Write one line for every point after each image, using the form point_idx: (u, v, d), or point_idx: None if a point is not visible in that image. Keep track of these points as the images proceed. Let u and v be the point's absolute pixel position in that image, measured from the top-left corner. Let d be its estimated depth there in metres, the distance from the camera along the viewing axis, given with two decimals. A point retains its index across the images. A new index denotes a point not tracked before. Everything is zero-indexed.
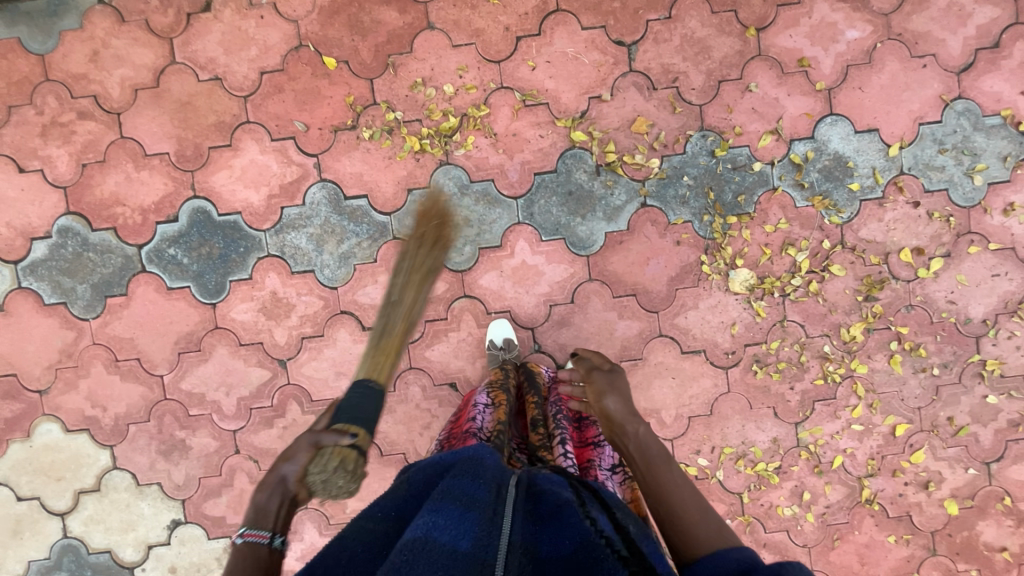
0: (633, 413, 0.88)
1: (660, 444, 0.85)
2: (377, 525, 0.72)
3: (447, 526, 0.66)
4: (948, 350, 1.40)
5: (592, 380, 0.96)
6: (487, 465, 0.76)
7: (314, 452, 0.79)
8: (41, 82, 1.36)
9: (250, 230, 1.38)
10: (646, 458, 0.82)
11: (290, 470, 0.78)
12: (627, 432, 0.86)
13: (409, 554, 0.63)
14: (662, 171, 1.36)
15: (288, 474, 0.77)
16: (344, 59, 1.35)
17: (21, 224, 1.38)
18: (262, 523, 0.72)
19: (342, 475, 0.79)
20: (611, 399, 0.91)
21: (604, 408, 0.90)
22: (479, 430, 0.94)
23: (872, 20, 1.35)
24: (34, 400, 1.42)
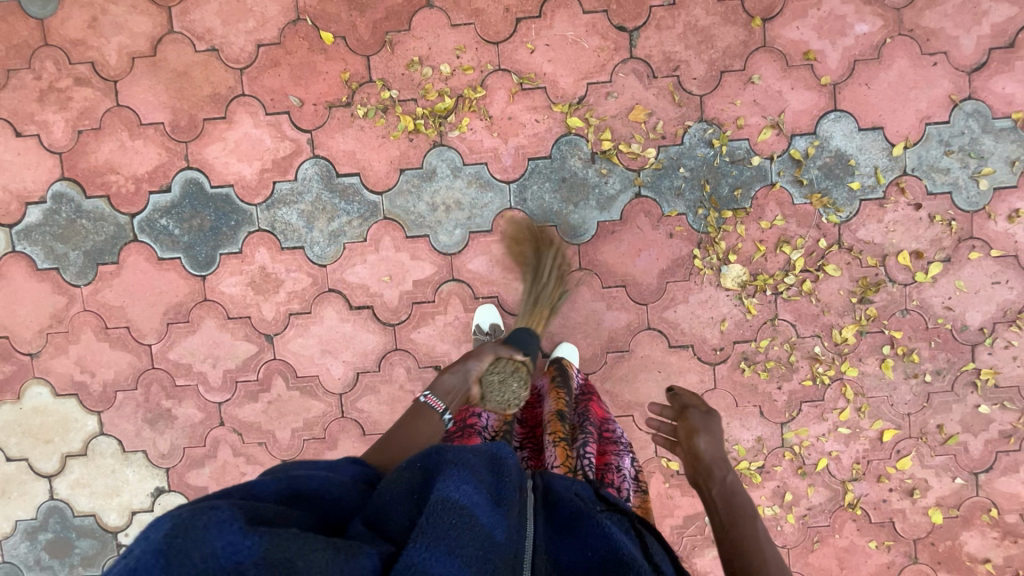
0: (725, 460, 0.87)
1: (748, 500, 0.82)
2: (406, 471, 0.67)
3: (486, 510, 0.62)
4: (942, 357, 1.37)
5: (687, 416, 0.95)
6: (509, 464, 0.71)
7: (495, 358, 1.09)
8: (40, 46, 1.37)
9: (241, 204, 1.38)
10: (731, 509, 0.81)
11: (474, 366, 1.05)
12: (715, 476, 0.85)
13: (449, 518, 0.58)
14: (658, 161, 1.34)
15: (474, 368, 1.05)
16: (341, 35, 1.34)
17: (16, 188, 1.39)
18: (442, 398, 0.98)
19: (513, 378, 1.10)
20: (703, 440, 0.89)
21: (696, 447, 0.89)
22: (484, 429, 1.00)
23: (883, 14, 1.31)
24: (25, 363, 1.44)
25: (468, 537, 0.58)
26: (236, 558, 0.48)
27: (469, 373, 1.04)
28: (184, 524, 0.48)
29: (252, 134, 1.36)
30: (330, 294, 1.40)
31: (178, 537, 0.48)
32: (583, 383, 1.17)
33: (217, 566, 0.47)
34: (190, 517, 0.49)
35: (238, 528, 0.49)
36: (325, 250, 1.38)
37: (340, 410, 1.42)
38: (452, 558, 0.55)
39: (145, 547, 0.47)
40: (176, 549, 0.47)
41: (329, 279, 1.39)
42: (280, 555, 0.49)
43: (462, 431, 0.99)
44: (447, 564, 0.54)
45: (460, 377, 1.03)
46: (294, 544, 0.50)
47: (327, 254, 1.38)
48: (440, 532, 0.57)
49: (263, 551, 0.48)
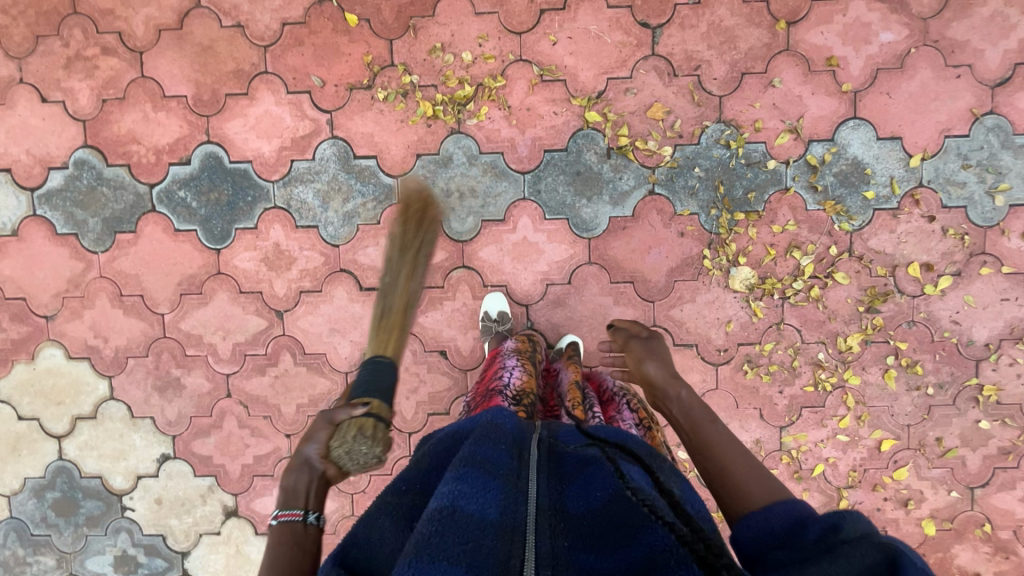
0: (673, 376, 0.92)
1: (703, 404, 0.85)
2: (402, 497, 0.71)
3: (474, 495, 0.65)
4: (945, 370, 1.37)
5: (631, 350, 1.05)
6: (506, 430, 0.77)
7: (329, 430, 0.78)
8: (69, 14, 1.38)
9: (259, 180, 1.40)
10: (689, 418, 0.83)
11: (311, 448, 0.76)
12: (670, 396, 0.89)
13: (432, 526, 0.61)
14: (674, 160, 1.34)
15: (312, 455, 0.76)
16: (365, 17, 1.35)
17: (39, 153, 1.41)
18: (294, 504, 0.72)
19: (364, 439, 0.78)
20: (651, 364, 0.98)
21: (646, 373, 0.97)
22: (506, 389, 0.97)
23: (909, 23, 1.30)
24: (41, 325, 1.46)
25: (458, 534, 0.60)
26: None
27: (313, 468, 0.75)
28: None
29: (272, 111, 1.38)
30: (341, 274, 1.41)
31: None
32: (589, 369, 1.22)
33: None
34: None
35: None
36: (339, 230, 1.40)
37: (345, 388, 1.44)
38: (435, 563, 0.57)
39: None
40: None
41: (341, 259, 1.41)
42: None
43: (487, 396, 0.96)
44: (434, 572, 0.56)
45: (298, 478, 0.74)
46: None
47: (341, 235, 1.40)
48: (425, 547, 0.58)
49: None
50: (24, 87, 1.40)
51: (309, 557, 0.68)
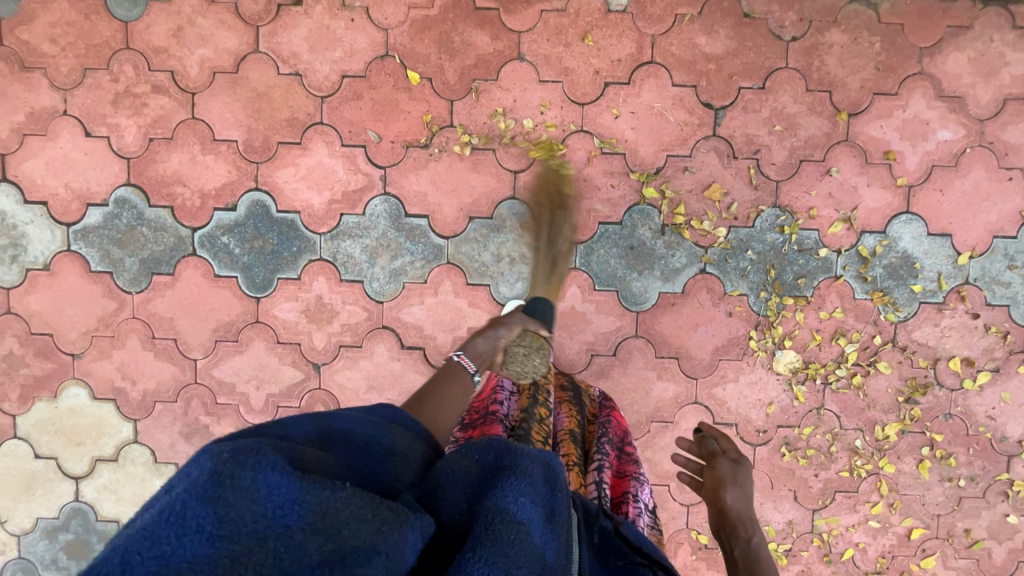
0: (752, 518, 0.90)
1: (771, 562, 0.85)
2: (463, 463, 0.68)
3: (540, 526, 0.65)
4: (978, 464, 1.39)
5: (715, 465, 0.96)
6: (563, 479, 0.73)
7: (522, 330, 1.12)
8: (120, 49, 1.34)
9: (306, 231, 1.37)
10: (752, 570, 0.84)
11: (502, 334, 1.08)
12: (739, 534, 0.88)
13: (507, 532, 0.60)
14: (727, 241, 1.34)
15: (502, 335, 1.07)
16: (427, 77, 1.33)
17: (79, 188, 1.37)
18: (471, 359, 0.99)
19: (535, 354, 1.10)
20: (731, 494, 0.92)
21: (723, 501, 0.92)
22: (504, 418, 0.95)
23: (966, 123, 1.32)
24: (66, 362, 1.41)
25: (522, 554, 0.60)
26: (285, 520, 0.50)
27: (497, 341, 1.06)
28: (229, 473, 0.50)
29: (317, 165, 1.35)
30: (383, 330, 1.39)
31: (224, 490, 0.49)
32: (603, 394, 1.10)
33: (267, 525, 0.50)
34: (233, 458, 0.50)
35: (289, 487, 0.51)
36: (384, 287, 1.38)
37: None
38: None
39: (190, 486, 0.49)
40: (227, 509, 0.49)
41: (384, 316, 1.39)
42: (325, 520, 0.51)
43: (484, 420, 0.95)
44: None
45: (487, 344, 1.04)
46: (336, 512, 0.52)
47: (386, 291, 1.38)
48: (498, 546, 0.59)
49: (314, 511, 0.51)
50: (68, 119, 1.36)
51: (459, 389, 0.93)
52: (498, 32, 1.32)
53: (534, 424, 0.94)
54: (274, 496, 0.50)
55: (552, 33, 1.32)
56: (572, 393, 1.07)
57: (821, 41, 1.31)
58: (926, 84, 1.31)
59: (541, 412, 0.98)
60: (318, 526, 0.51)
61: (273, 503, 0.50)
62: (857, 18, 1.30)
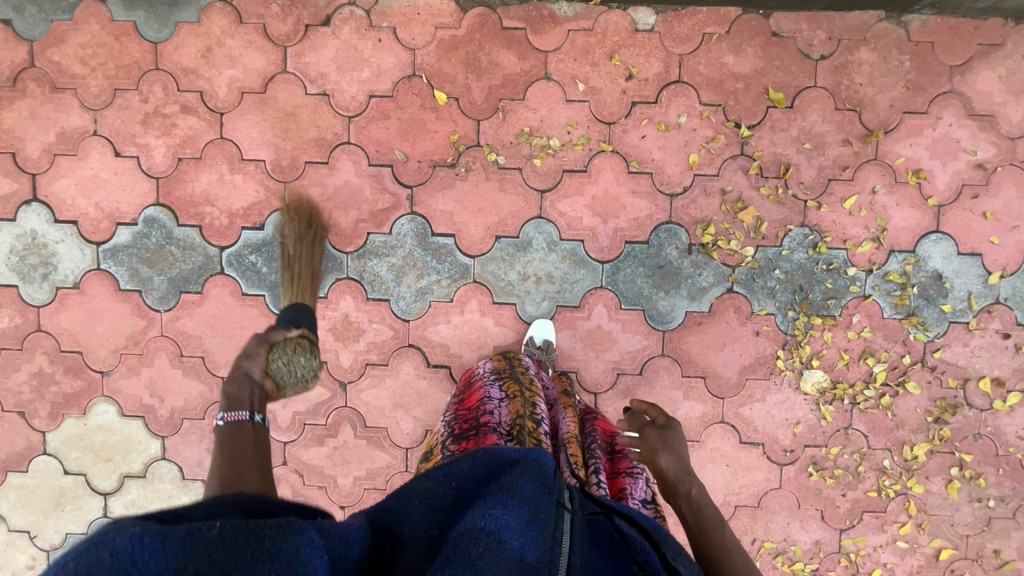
0: (686, 472, 0.94)
1: (713, 504, 0.90)
2: (437, 489, 0.71)
3: (516, 530, 0.63)
4: (1008, 484, 1.38)
5: (644, 435, 1.00)
6: (552, 475, 0.74)
7: (268, 346, 0.98)
8: (150, 69, 1.35)
9: (333, 250, 1.37)
10: (699, 518, 0.88)
11: (251, 365, 0.94)
12: (680, 492, 0.92)
13: (474, 546, 0.60)
14: (755, 260, 1.34)
15: (250, 369, 0.93)
16: (454, 96, 1.33)
17: (109, 207, 1.38)
18: (236, 407, 0.87)
19: (299, 355, 1.03)
20: (664, 457, 0.96)
21: (658, 465, 0.96)
22: (499, 426, 0.92)
23: (996, 142, 1.31)
24: (95, 380, 1.43)
25: (494, 562, 0.59)
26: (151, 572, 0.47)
27: (255, 373, 0.93)
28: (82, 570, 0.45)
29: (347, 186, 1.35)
30: (409, 349, 1.39)
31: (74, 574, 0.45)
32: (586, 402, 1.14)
33: None
34: (83, 555, 0.46)
35: (155, 550, 0.47)
36: (410, 305, 1.38)
37: (405, 464, 1.43)
38: None
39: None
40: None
41: (410, 334, 1.39)
42: (202, 560, 0.48)
43: (477, 431, 0.91)
44: None
45: (241, 382, 0.91)
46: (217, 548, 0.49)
47: (412, 310, 1.38)
48: (464, 561, 0.58)
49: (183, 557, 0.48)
50: (98, 139, 1.37)
51: (252, 441, 0.84)
52: (525, 52, 1.32)
53: (529, 432, 0.90)
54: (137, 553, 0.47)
55: (578, 53, 1.31)
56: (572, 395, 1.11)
57: (850, 60, 1.30)
58: (956, 103, 1.30)
59: (532, 420, 0.94)
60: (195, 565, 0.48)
61: (139, 567, 0.46)
62: (886, 37, 1.29)
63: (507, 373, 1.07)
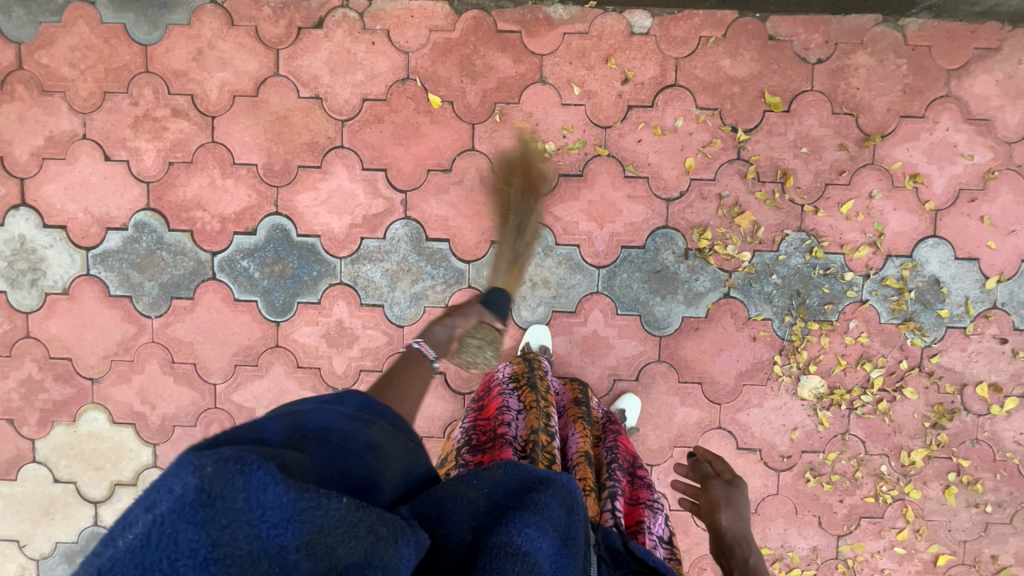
0: (748, 538, 0.86)
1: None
2: (470, 492, 0.67)
3: (550, 555, 0.63)
4: (1005, 490, 1.38)
5: (708, 488, 0.92)
6: (579, 502, 0.74)
7: (478, 322, 1.16)
8: (140, 72, 1.33)
9: (327, 255, 1.36)
10: None
11: (460, 322, 1.14)
12: (735, 555, 0.84)
13: (515, 563, 0.58)
14: (752, 265, 1.33)
15: (459, 324, 1.14)
16: (449, 100, 1.32)
17: (99, 212, 1.36)
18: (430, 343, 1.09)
19: (488, 346, 1.17)
20: (726, 516, 0.88)
21: (718, 525, 0.87)
22: (513, 440, 0.91)
23: (994, 146, 1.30)
24: (85, 387, 1.41)
25: None
26: (279, 540, 0.46)
27: (453, 329, 1.13)
28: (217, 493, 0.45)
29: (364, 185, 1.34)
30: (404, 355, 1.38)
31: (210, 506, 0.45)
32: (607, 413, 1.13)
33: (261, 547, 0.46)
34: (222, 470, 0.45)
35: (284, 507, 0.46)
36: (405, 311, 1.37)
37: None
38: None
39: (175, 503, 0.44)
40: (214, 521, 0.45)
41: (405, 340, 1.38)
42: (322, 539, 0.47)
43: (494, 442, 0.92)
44: None
45: (444, 330, 1.11)
46: (337, 534, 0.47)
47: (407, 316, 1.37)
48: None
49: (305, 537, 0.46)
50: (87, 143, 1.35)
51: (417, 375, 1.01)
52: (519, 55, 1.30)
53: (543, 449, 0.90)
54: (267, 514, 0.46)
55: (574, 56, 1.30)
56: (586, 407, 1.07)
57: (847, 64, 1.29)
58: (953, 107, 1.30)
59: (546, 435, 0.93)
60: (316, 545, 0.46)
61: (267, 521, 0.46)
62: (883, 40, 1.28)
63: (527, 380, 1.05)
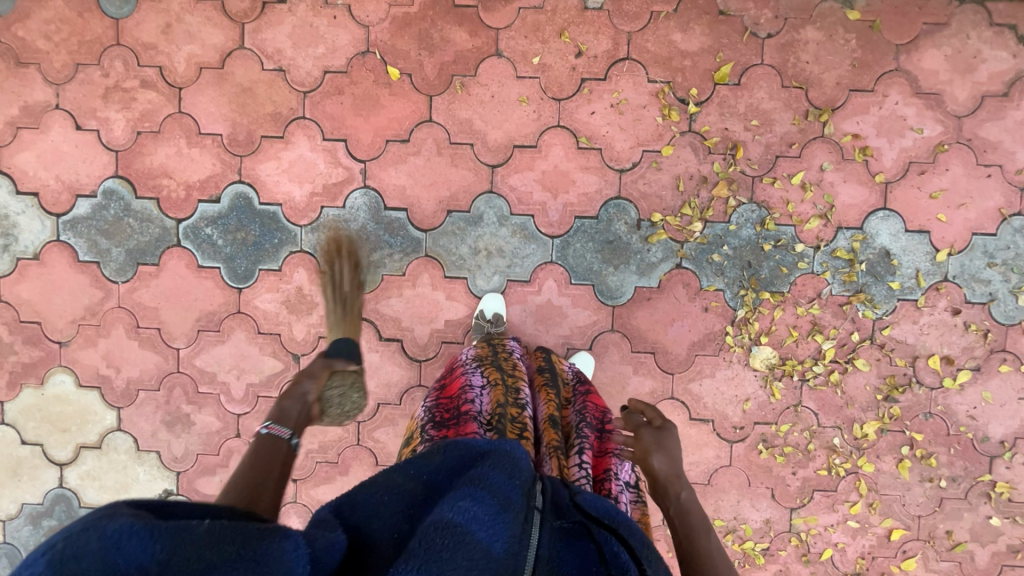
0: (678, 475, 0.92)
1: (701, 509, 0.90)
2: (405, 482, 0.69)
3: (485, 521, 0.62)
4: (959, 464, 1.37)
5: (639, 435, 0.96)
6: (524, 467, 0.71)
7: (328, 373, 1.04)
8: (111, 45, 1.38)
9: (288, 224, 1.39)
10: (686, 523, 0.87)
11: (309, 386, 0.98)
12: (669, 494, 0.91)
13: (442, 538, 0.58)
14: (703, 236, 1.34)
15: (308, 389, 0.98)
16: (407, 72, 1.35)
17: (70, 180, 1.41)
18: (281, 423, 0.88)
19: (353, 387, 1.10)
20: (657, 459, 0.93)
21: (650, 468, 0.93)
22: (479, 415, 0.94)
23: (943, 120, 1.31)
24: (53, 350, 1.45)
25: (460, 555, 0.58)
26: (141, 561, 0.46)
27: (307, 396, 0.96)
28: (69, 551, 0.44)
29: (336, 168, 1.38)
30: (361, 322, 1.41)
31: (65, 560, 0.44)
32: (576, 373, 1.13)
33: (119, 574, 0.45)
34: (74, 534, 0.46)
35: (142, 537, 0.46)
36: (363, 279, 1.40)
37: (356, 438, 1.43)
38: None
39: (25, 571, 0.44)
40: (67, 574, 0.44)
41: (363, 307, 1.41)
42: (185, 559, 0.47)
43: (457, 418, 0.93)
44: None
45: (294, 400, 0.95)
46: (202, 545, 0.48)
47: (365, 284, 1.40)
48: (432, 555, 0.57)
49: (168, 551, 0.47)
50: (60, 113, 1.40)
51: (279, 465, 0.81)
52: (476, 29, 1.34)
53: (510, 420, 0.93)
54: (125, 544, 0.46)
55: (529, 30, 1.33)
56: (548, 374, 1.08)
57: (797, 39, 1.31)
58: (903, 81, 1.31)
59: (513, 407, 0.96)
60: (181, 555, 0.47)
61: (122, 556, 0.46)
62: (832, 16, 1.31)
63: (491, 361, 1.06)
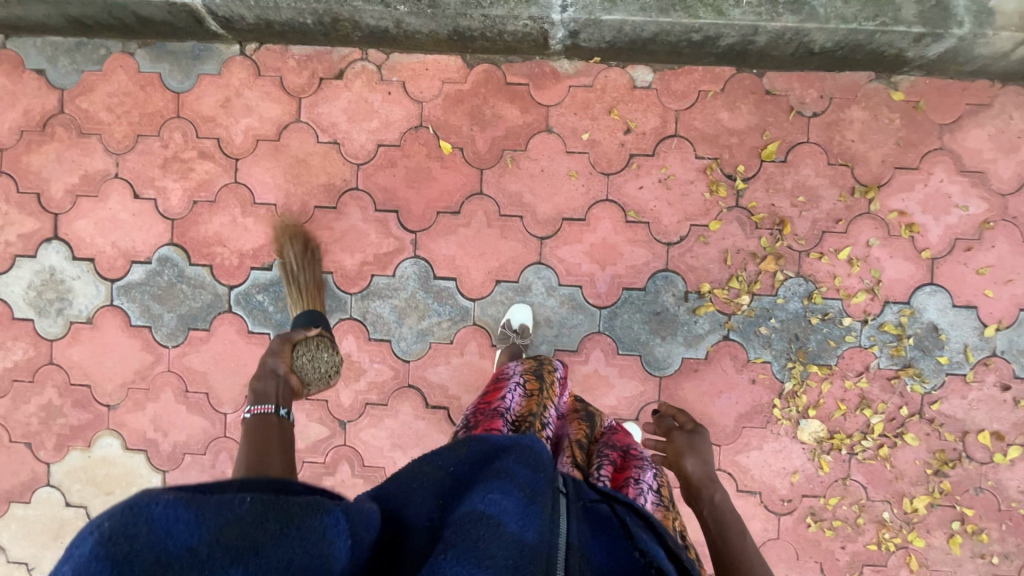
0: (710, 477, 0.95)
1: (736, 513, 0.89)
2: (435, 473, 0.68)
3: (516, 513, 0.60)
4: (1012, 540, 1.35)
5: (673, 440, 1.05)
6: (546, 459, 0.71)
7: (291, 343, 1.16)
8: (171, 117, 1.42)
9: (338, 291, 1.41)
10: (720, 522, 0.88)
11: (276, 363, 1.08)
12: (702, 495, 0.93)
13: (474, 528, 0.57)
14: (750, 309, 1.36)
15: (276, 365, 1.08)
16: (459, 146, 1.39)
17: (125, 246, 1.44)
18: (266, 401, 0.97)
19: (322, 352, 1.22)
20: (690, 461, 0.99)
21: (684, 469, 0.98)
22: (507, 413, 0.90)
23: (988, 197, 1.33)
24: (102, 413, 1.46)
25: (495, 544, 0.55)
26: (188, 543, 0.46)
27: (278, 369, 1.07)
28: (118, 531, 0.45)
29: (385, 238, 1.40)
30: (409, 390, 1.42)
31: (117, 544, 0.45)
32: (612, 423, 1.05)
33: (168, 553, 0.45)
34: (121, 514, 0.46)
35: (187, 519, 0.47)
36: (411, 346, 1.41)
37: None
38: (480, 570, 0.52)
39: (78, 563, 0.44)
40: (121, 556, 0.44)
41: (410, 374, 1.42)
42: (232, 536, 0.46)
43: (486, 417, 0.89)
44: None
45: (267, 378, 1.04)
46: (244, 525, 0.47)
47: (413, 351, 1.41)
48: (466, 545, 0.54)
49: (215, 531, 0.46)
50: (119, 182, 1.43)
51: (278, 428, 0.93)
52: (527, 105, 1.37)
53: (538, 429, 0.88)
54: (173, 529, 0.46)
55: (579, 107, 1.37)
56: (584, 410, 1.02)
57: (841, 117, 1.34)
58: (948, 159, 1.34)
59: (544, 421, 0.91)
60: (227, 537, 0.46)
61: (172, 541, 0.46)
62: (877, 96, 1.33)
63: (532, 373, 1.01)
